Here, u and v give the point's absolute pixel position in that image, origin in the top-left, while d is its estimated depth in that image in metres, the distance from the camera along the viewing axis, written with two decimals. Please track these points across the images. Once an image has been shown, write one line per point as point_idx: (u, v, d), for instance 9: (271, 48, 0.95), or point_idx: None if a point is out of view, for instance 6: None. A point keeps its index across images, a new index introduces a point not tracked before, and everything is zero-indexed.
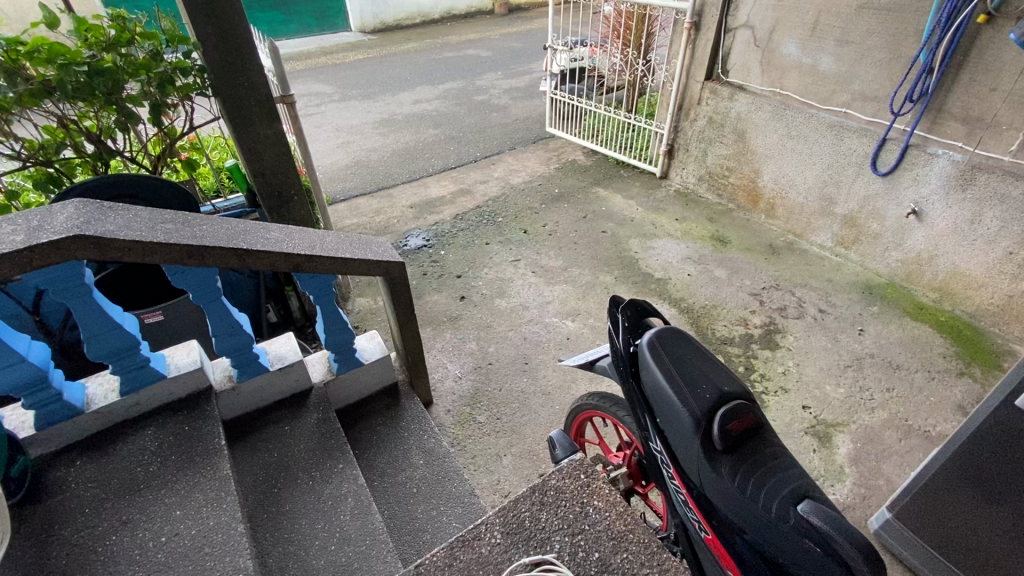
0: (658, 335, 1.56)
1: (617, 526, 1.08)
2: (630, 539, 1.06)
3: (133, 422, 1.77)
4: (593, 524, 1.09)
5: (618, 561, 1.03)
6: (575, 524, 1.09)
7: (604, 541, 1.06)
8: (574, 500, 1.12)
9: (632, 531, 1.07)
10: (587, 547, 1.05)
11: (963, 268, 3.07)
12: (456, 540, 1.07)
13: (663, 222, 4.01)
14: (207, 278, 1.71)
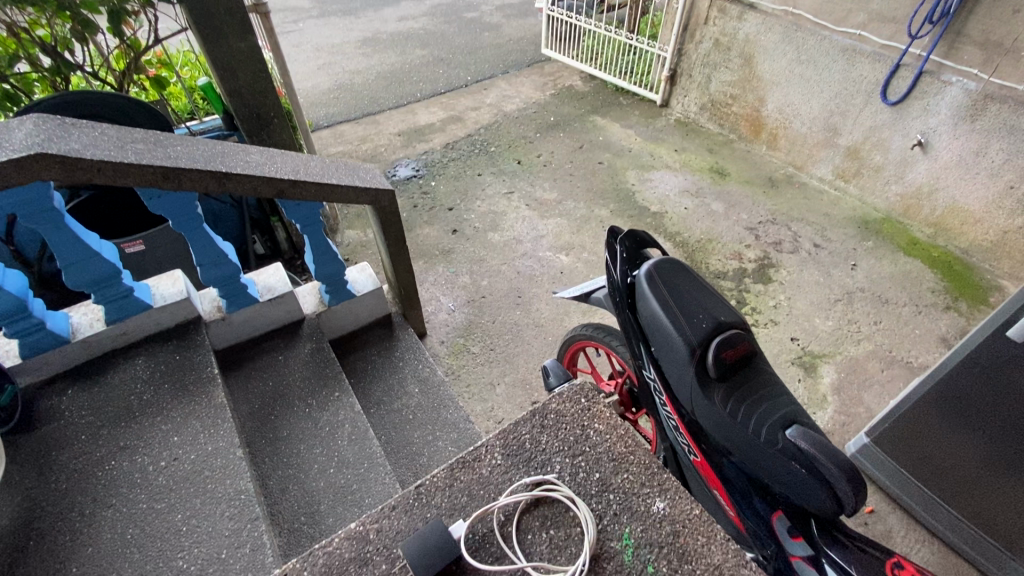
0: (657, 265, 1.52)
1: (618, 448, 1.10)
2: (631, 460, 1.08)
3: (122, 352, 1.75)
4: (593, 446, 1.10)
5: (618, 481, 1.05)
6: (575, 446, 1.10)
7: (604, 463, 1.08)
8: (574, 423, 1.13)
9: (633, 452, 1.09)
10: (588, 468, 1.07)
11: (962, 203, 3.04)
12: (456, 462, 1.08)
13: (661, 152, 3.88)
14: (186, 204, 1.62)
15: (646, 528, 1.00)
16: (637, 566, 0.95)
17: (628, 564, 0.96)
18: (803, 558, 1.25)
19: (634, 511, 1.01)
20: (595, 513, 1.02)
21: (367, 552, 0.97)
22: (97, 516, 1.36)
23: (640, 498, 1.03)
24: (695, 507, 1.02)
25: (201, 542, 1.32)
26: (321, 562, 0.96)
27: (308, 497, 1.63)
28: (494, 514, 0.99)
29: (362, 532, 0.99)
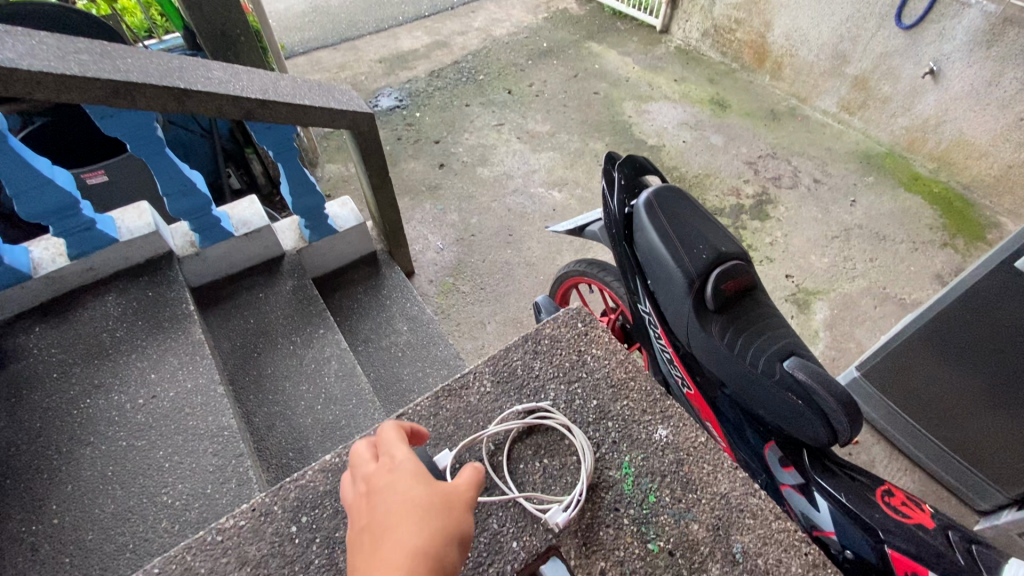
0: (656, 193, 1.43)
1: (617, 373, 1.09)
2: (631, 386, 1.08)
3: (91, 288, 1.66)
4: (590, 372, 1.10)
5: (617, 408, 1.05)
6: (571, 372, 1.10)
7: (603, 390, 1.08)
8: (572, 348, 1.13)
9: (633, 379, 1.09)
10: (586, 395, 1.07)
11: (969, 136, 2.92)
12: (444, 390, 1.08)
13: (660, 82, 3.67)
14: (144, 125, 1.47)
15: (646, 455, 1.00)
16: (637, 495, 0.95)
17: (628, 491, 0.96)
18: (793, 486, 1.28)
19: (634, 440, 1.01)
20: (593, 442, 1.01)
21: (347, 484, 0.97)
22: (75, 454, 1.32)
23: (641, 426, 1.03)
24: (700, 435, 1.02)
25: (185, 478, 1.29)
26: (293, 496, 0.96)
27: (295, 433, 1.60)
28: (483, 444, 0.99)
29: (341, 463, 1.00)
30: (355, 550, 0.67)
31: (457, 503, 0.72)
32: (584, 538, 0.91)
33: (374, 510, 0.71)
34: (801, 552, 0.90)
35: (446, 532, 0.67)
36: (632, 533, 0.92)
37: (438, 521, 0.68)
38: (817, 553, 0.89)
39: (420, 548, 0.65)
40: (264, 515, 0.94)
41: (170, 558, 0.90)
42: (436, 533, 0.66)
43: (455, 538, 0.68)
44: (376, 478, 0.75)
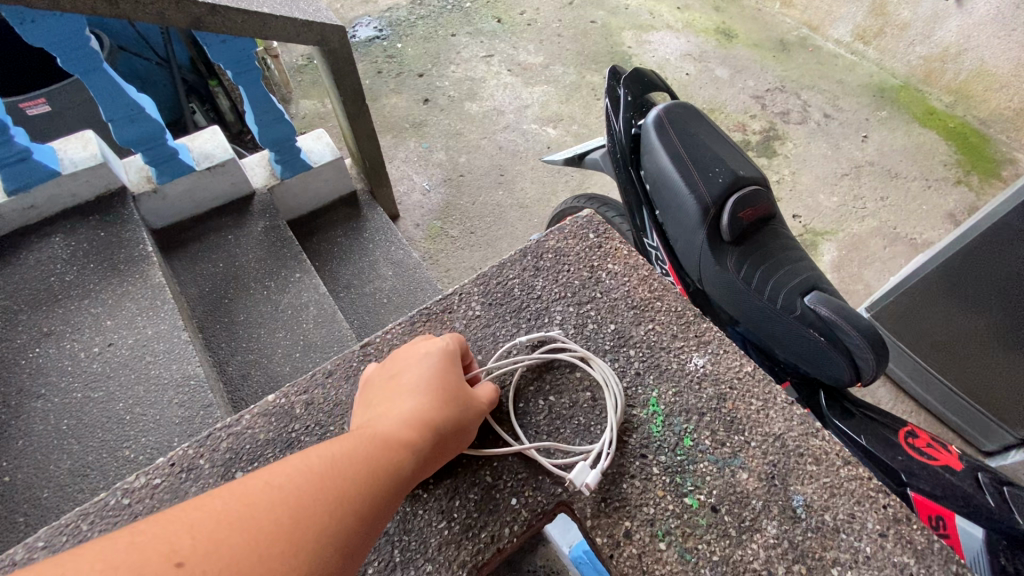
0: (667, 110, 1.26)
1: (641, 294, 1.04)
2: (657, 308, 1.02)
3: (35, 229, 1.49)
4: (606, 292, 1.05)
5: (640, 332, 1.00)
6: (581, 294, 1.04)
7: (623, 312, 1.02)
8: (583, 264, 1.08)
9: (661, 298, 1.03)
10: (600, 319, 1.01)
11: (991, 65, 2.71)
12: (425, 313, 1.04)
13: (662, 10, 3.39)
14: (77, 34, 1.26)
15: (680, 390, 0.94)
16: (670, 439, 0.89)
17: (656, 433, 0.89)
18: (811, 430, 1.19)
19: (663, 371, 0.96)
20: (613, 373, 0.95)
21: (292, 433, 0.91)
22: (25, 408, 1.19)
23: (672, 355, 0.97)
24: (743, 365, 0.96)
25: (149, 431, 1.18)
26: (224, 448, 0.89)
27: (273, 383, 1.49)
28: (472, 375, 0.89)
29: (286, 408, 0.94)
30: (376, 401, 0.76)
31: (472, 399, 0.78)
32: (603, 494, 0.84)
33: (404, 373, 0.78)
34: (878, 505, 0.83)
35: (454, 418, 0.75)
36: (664, 486, 0.85)
37: (453, 408, 0.75)
38: (899, 507, 0.82)
39: (431, 421, 0.72)
40: (185, 470, 0.87)
41: (61, 528, 0.81)
42: (447, 416, 0.74)
43: (460, 425, 0.75)
44: (414, 348, 0.82)
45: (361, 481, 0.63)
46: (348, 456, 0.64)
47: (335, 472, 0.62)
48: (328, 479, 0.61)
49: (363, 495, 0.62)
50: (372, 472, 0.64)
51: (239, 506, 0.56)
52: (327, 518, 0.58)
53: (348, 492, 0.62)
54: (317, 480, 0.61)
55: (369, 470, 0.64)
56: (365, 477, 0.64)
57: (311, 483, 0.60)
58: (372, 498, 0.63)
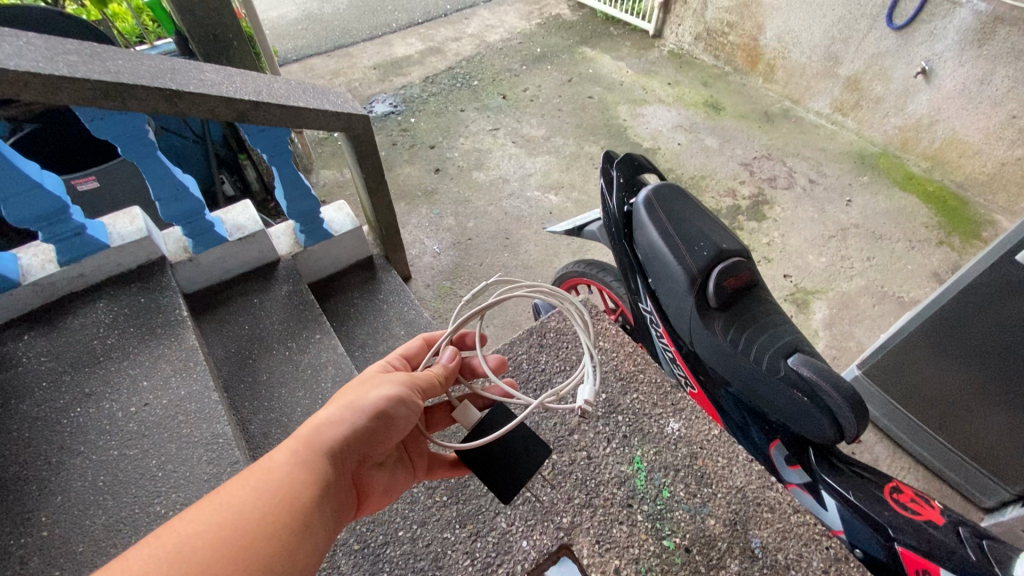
0: (655, 191, 1.42)
1: (627, 367, 1.17)
2: (641, 379, 1.15)
3: (81, 295, 1.63)
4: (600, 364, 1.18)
5: (627, 401, 1.12)
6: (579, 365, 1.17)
7: (613, 382, 1.15)
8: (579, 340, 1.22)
9: (643, 371, 1.16)
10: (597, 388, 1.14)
11: (962, 134, 2.92)
12: None
13: (654, 86, 3.69)
14: (136, 128, 1.45)
15: (659, 450, 1.05)
16: (651, 490, 1.00)
17: (640, 486, 1.00)
18: (801, 484, 1.25)
19: (645, 433, 1.07)
20: (604, 436, 1.07)
21: None
22: (65, 465, 1.28)
23: (653, 420, 1.09)
24: (712, 429, 1.08)
25: (179, 487, 1.25)
26: None
27: None
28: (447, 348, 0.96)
29: None
30: None
31: (373, 384, 0.84)
32: (597, 535, 0.95)
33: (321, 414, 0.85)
34: (823, 546, 0.94)
35: (350, 407, 0.79)
36: (646, 530, 0.95)
37: (350, 400, 0.81)
38: (839, 547, 0.93)
39: (321, 427, 0.76)
40: None
41: None
42: (342, 413, 0.78)
43: (362, 412, 0.79)
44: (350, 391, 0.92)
45: (225, 529, 0.60)
46: (207, 513, 0.61)
47: (187, 537, 0.58)
48: (180, 549, 0.57)
49: (238, 535, 0.60)
50: (241, 516, 0.62)
51: None
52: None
53: (212, 548, 0.58)
54: (163, 557, 0.56)
55: (234, 515, 0.62)
56: (230, 526, 0.61)
57: (160, 562, 0.56)
58: (253, 533, 0.61)
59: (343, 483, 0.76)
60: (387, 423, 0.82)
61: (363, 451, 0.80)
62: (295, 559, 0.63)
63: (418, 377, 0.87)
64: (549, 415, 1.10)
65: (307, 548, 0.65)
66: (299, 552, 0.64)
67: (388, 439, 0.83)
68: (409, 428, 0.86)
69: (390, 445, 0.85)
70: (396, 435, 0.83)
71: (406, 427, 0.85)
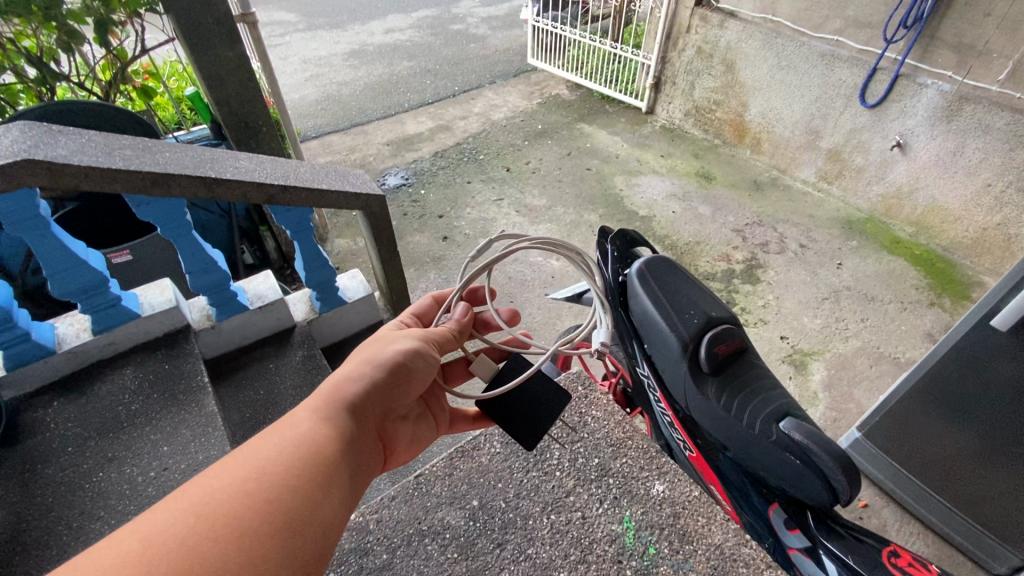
0: (648, 263, 1.50)
1: (616, 434, 1.21)
2: (629, 445, 1.19)
3: (110, 362, 1.72)
4: (591, 432, 1.22)
5: (617, 465, 1.16)
6: (574, 432, 1.21)
7: (604, 448, 1.19)
8: (574, 410, 1.27)
9: (631, 438, 1.21)
10: (588, 454, 1.17)
11: (942, 202, 3.09)
12: (455, 452, 1.19)
13: (648, 158, 3.94)
14: (175, 210, 1.59)
15: (645, 510, 1.08)
16: (638, 547, 1.03)
17: (629, 544, 1.03)
18: (802, 551, 1.23)
19: (633, 495, 1.10)
20: (596, 499, 1.10)
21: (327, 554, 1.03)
22: (84, 529, 1.33)
23: (640, 481, 1.13)
24: (693, 489, 1.13)
25: None
26: None
27: None
28: (457, 303, 1.11)
29: None
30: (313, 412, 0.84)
31: (389, 342, 0.94)
32: None
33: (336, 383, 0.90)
34: None
35: (369, 361, 0.87)
36: None
37: (364, 357, 0.89)
38: None
39: (343, 380, 0.83)
40: None
41: None
42: (358, 370, 0.85)
43: (378, 366, 0.87)
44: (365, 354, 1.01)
45: (262, 474, 0.62)
46: (232, 466, 0.62)
47: (212, 490, 0.58)
48: (209, 498, 0.57)
49: (266, 484, 0.61)
50: (268, 468, 0.63)
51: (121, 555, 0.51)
52: (231, 530, 0.55)
53: (250, 490, 0.59)
54: (189, 509, 0.56)
55: (268, 461, 0.64)
56: (265, 471, 0.62)
57: (187, 512, 0.55)
58: (289, 475, 0.63)
59: (367, 435, 0.80)
60: (404, 375, 0.90)
61: (382, 403, 0.86)
62: (327, 504, 0.63)
63: (431, 332, 0.99)
64: (548, 478, 1.13)
65: (337, 498, 0.66)
66: (331, 499, 0.64)
67: (406, 391, 0.91)
68: (428, 378, 0.96)
69: (409, 398, 0.93)
70: (416, 383, 0.92)
71: (425, 379, 0.95)
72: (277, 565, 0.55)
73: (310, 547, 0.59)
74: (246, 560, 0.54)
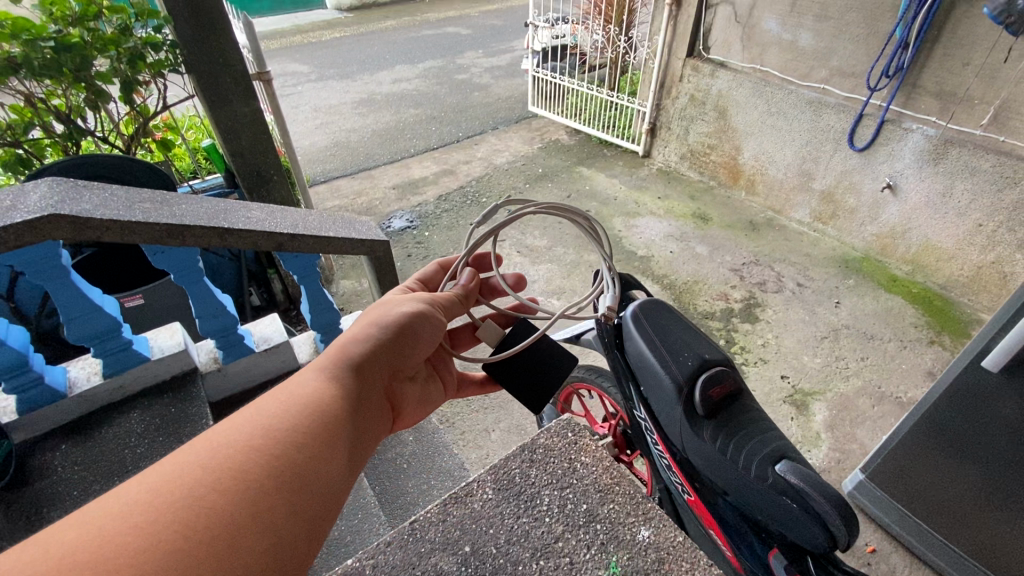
0: (642, 305, 1.55)
1: (604, 480, 1.16)
2: (616, 491, 1.14)
3: (118, 406, 1.76)
4: (581, 478, 1.16)
5: (606, 511, 1.10)
6: (564, 478, 1.16)
7: (592, 494, 1.13)
8: (563, 456, 1.20)
9: (618, 483, 1.15)
10: (577, 499, 1.12)
11: (935, 241, 3.15)
12: (448, 497, 1.13)
13: (645, 200, 4.05)
14: (188, 258, 1.67)
15: (632, 556, 1.04)
16: None
17: None
18: None
19: (620, 541, 1.06)
20: (584, 545, 1.05)
21: None
22: None
23: (626, 527, 1.08)
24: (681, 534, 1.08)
25: None
26: None
27: None
28: (464, 269, 1.18)
29: None
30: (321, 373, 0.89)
31: (394, 305, 1.00)
32: None
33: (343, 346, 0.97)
34: None
35: (374, 324, 0.93)
36: None
37: (369, 321, 0.95)
38: None
39: (349, 343, 0.89)
40: None
41: None
42: (363, 334, 0.92)
43: (381, 331, 0.93)
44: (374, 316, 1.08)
45: (269, 428, 0.66)
46: (238, 424, 0.65)
47: (218, 445, 0.62)
48: (218, 451, 0.61)
49: (271, 442, 0.64)
50: (273, 425, 0.67)
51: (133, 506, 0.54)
52: (239, 482, 0.59)
53: (257, 442, 0.64)
54: (196, 463, 0.59)
55: (276, 416, 0.68)
56: (273, 425, 0.67)
57: (195, 465, 0.59)
58: (295, 430, 0.68)
59: (370, 397, 0.85)
60: (408, 338, 0.97)
61: (388, 365, 0.93)
62: (329, 463, 0.67)
63: (437, 297, 1.05)
64: (538, 524, 1.08)
65: (338, 458, 0.69)
66: (332, 458, 0.68)
67: (411, 352, 0.97)
68: (435, 339, 1.03)
69: (414, 360, 1.00)
70: (422, 344, 0.99)
71: (431, 341, 1.02)
72: (279, 518, 0.59)
73: (314, 501, 0.63)
74: (250, 511, 0.57)
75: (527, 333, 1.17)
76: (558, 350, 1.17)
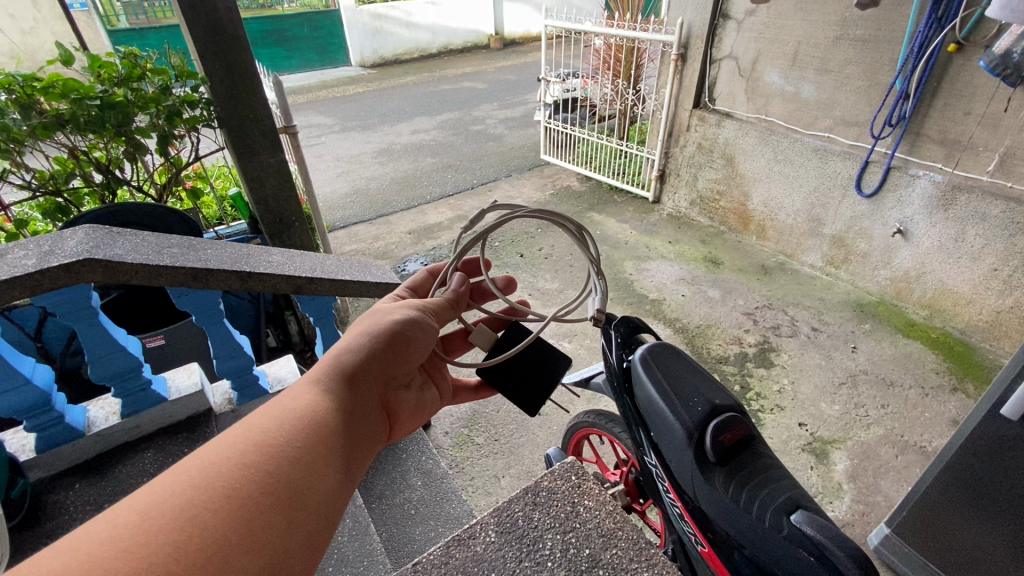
0: (650, 349, 1.56)
1: (607, 524, 1.14)
2: (619, 536, 1.11)
3: (132, 445, 1.78)
4: (584, 522, 1.14)
5: (608, 557, 1.08)
6: (566, 522, 1.14)
7: (594, 539, 1.11)
8: (565, 500, 1.19)
9: (622, 528, 1.13)
10: (579, 544, 1.10)
11: (951, 285, 3.11)
12: (451, 539, 1.12)
13: (656, 244, 4.10)
14: (210, 301, 1.73)
15: None
16: None
17: None
18: None
19: None
20: None
21: None
22: None
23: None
24: None
25: None
26: None
27: None
28: (453, 274, 1.23)
29: None
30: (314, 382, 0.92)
31: (384, 313, 1.04)
32: None
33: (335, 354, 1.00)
34: None
35: (364, 334, 0.97)
36: None
37: (360, 329, 0.99)
38: None
39: (340, 353, 0.93)
40: None
41: None
42: (353, 344, 0.95)
43: (372, 340, 0.97)
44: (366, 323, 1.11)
45: (262, 444, 0.68)
46: (232, 442, 0.67)
47: (209, 465, 0.63)
48: (208, 471, 0.62)
49: (265, 459, 0.66)
50: (266, 442, 0.69)
51: (118, 530, 0.54)
52: (228, 501, 0.60)
53: (250, 458, 0.65)
54: (188, 483, 0.60)
55: (268, 430, 0.71)
56: (266, 441, 0.69)
57: (186, 485, 0.60)
58: (287, 446, 0.70)
59: (364, 404, 0.89)
60: (401, 345, 1.01)
61: (382, 374, 0.97)
62: (323, 479, 0.69)
63: (428, 304, 1.10)
64: (540, 571, 1.06)
65: (330, 473, 0.72)
66: (325, 475, 0.71)
67: (404, 360, 1.01)
68: (428, 343, 1.07)
69: (408, 367, 1.03)
70: (415, 351, 1.03)
71: (424, 348, 1.06)
72: (275, 536, 0.61)
73: (308, 518, 0.65)
74: (245, 529, 0.59)
75: (520, 338, 1.20)
76: (552, 353, 1.19)
